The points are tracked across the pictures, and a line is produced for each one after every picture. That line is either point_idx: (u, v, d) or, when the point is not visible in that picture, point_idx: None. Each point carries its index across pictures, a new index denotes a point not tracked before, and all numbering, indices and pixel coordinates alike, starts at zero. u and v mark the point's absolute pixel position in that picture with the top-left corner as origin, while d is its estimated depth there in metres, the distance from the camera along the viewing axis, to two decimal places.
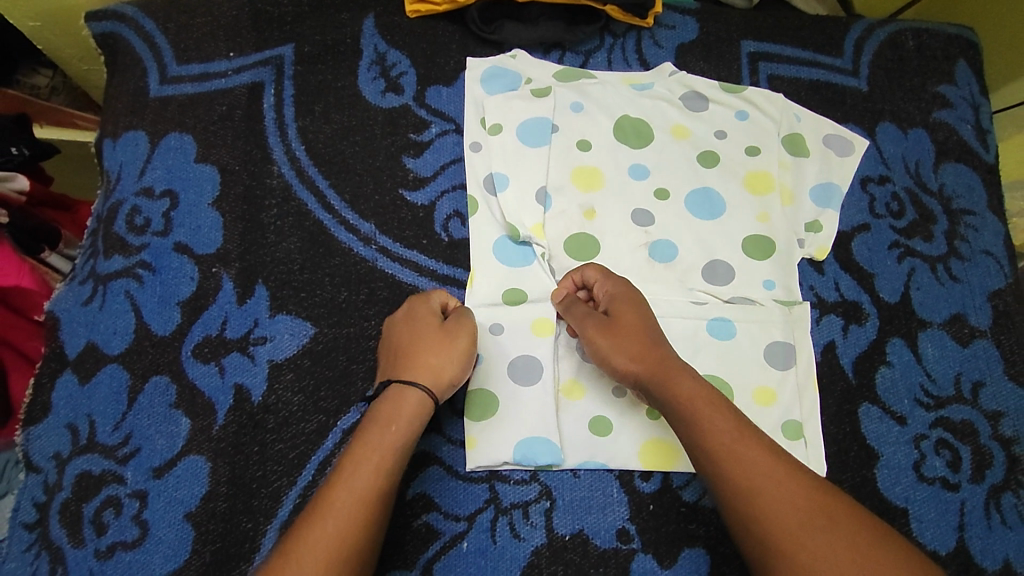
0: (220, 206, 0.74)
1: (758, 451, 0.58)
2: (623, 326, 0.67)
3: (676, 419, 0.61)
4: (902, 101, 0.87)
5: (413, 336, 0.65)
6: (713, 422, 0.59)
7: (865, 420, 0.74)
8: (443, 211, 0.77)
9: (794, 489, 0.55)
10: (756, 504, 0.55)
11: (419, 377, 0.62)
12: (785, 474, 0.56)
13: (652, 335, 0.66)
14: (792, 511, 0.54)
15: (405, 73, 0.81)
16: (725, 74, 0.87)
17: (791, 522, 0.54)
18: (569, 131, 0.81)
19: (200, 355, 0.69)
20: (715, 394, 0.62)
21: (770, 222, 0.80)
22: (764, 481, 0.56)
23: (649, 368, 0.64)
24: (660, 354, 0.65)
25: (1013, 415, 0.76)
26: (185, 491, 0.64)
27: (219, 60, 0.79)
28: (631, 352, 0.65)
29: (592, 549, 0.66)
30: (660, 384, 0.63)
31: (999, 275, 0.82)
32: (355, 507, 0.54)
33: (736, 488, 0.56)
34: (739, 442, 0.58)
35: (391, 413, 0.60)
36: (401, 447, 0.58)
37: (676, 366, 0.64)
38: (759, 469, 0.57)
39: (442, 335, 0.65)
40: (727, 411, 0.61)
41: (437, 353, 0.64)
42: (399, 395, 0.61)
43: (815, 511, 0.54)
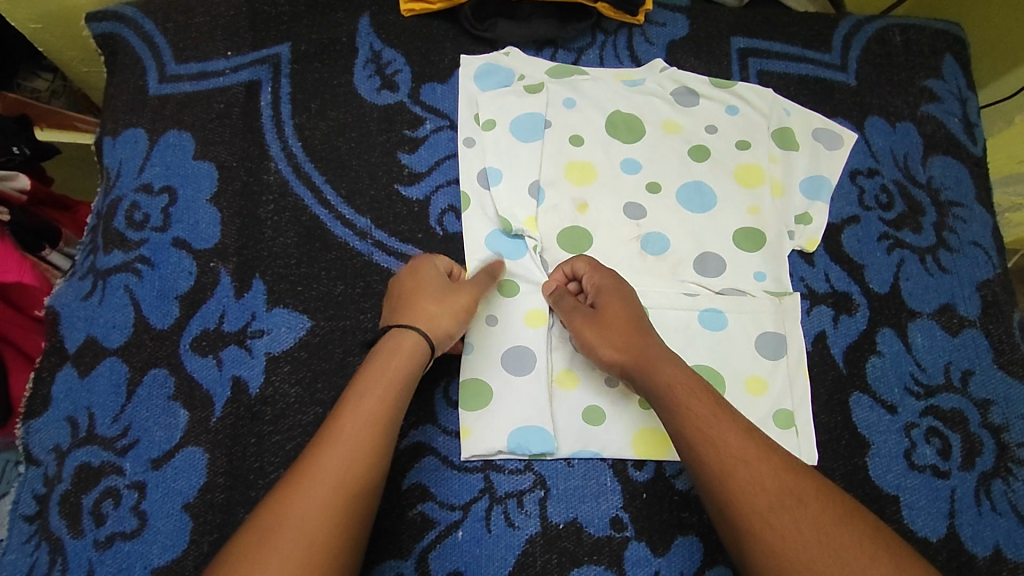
0: (218, 202, 0.75)
1: (733, 433, 0.59)
2: (608, 317, 0.68)
3: (659, 404, 0.63)
4: (890, 96, 0.88)
5: (417, 284, 0.68)
6: (688, 404, 0.61)
7: (856, 409, 0.75)
8: (438, 206, 0.78)
9: (766, 471, 0.57)
10: (729, 484, 0.57)
11: (421, 322, 0.65)
12: (758, 456, 0.58)
13: (636, 320, 0.68)
14: (763, 493, 0.56)
15: (400, 70, 0.82)
16: (716, 70, 0.88)
17: (762, 505, 0.55)
18: (562, 127, 0.82)
19: (199, 348, 0.69)
20: (695, 379, 0.64)
21: (761, 215, 0.81)
22: (737, 464, 0.57)
23: (633, 355, 0.65)
24: (645, 342, 0.66)
25: (1002, 404, 0.76)
26: (183, 482, 0.65)
27: (217, 59, 0.81)
28: (616, 343, 0.67)
29: (586, 537, 0.67)
30: (643, 372, 0.64)
31: (988, 266, 0.83)
32: (364, 429, 0.58)
33: (712, 470, 0.58)
34: (714, 426, 0.60)
35: (391, 353, 0.63)
36: (407, 373, 0.62)
37: (663, 354, 0.65)
38: (732, 452, 0.58)
39: (444, 290, 0.68)
40: (703, 395, 0.62)
41: (440, 302, 0.66)
42: (403, 336, 0.64)
43: (785, 492, 0.56)
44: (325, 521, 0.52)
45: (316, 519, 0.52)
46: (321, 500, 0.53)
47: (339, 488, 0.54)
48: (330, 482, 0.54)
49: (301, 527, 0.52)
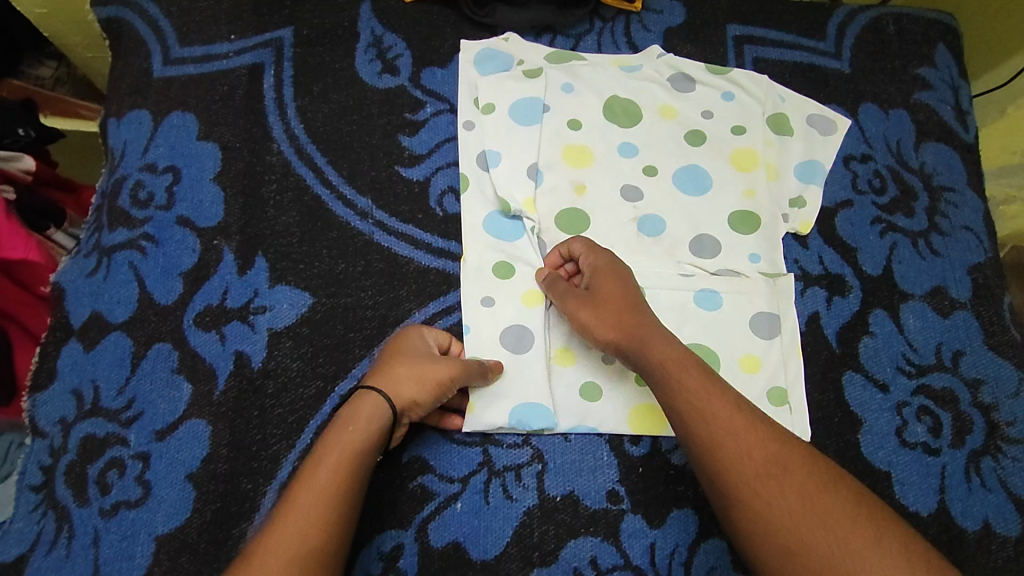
0: (221, 181, 0.76)
1: (723, 405, 0.60)
2: (603, 297, 0.69)
3: (653, 377, 0.64)
4: (883, 83, 0.90)
5: (396, 348, 0.68)
6: (680, 379, 0.62)
7: (849, 387, 0.76)
8: (438, 187, 0.79)
9: (754, 443, 0.58)
10: (719, 456, 0.58)
11: (387, 385, 0.64)
12: (747, 428, 0.59)
13: (633, 298, 0.69)
14: (750, 462, 0.57)
15: (401, 55, 0.84)
16: (712, 56, 0.89)
17: (750, 474, 0.56)
18: (560, 111, 0.83)
19: (202, 323, 0.71)
20: (688, 356, 0.65)
21: (755, 198, 0.82)
22: (727, 436, 0.58)
23: (627, 332, 0.66)
24: (638, 319, 0.67)
25: (993, 383, 0.78)
26: (187, 453, 0.66)
27: (220, 43, 0.82)
28: (610, 321, 0.67)
29: (583, 509, 0.68)
30: (637, 350, 0.65)
31: (979, 249, 0.84)
32: (360, 431, 0.61)
33: (703, 444, 0.59)
34: (705, 399, 0.61)
35: (351, 413, 0.62)
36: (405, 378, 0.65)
37: (658, 331, 0.66)
38: (722, 425, 0.59)
39: (423, 358, 0.67)
40: (694, 370, 0.63)
41: (412, 367, 0.65)
42: (366, 396, 0.63)
43: (772, 461, 0.57)
44: (315, 518, 0.55)
45: (300, 522, 0.55)
46: (314, 495, 0.57)
47: (326, 491, 0.57)
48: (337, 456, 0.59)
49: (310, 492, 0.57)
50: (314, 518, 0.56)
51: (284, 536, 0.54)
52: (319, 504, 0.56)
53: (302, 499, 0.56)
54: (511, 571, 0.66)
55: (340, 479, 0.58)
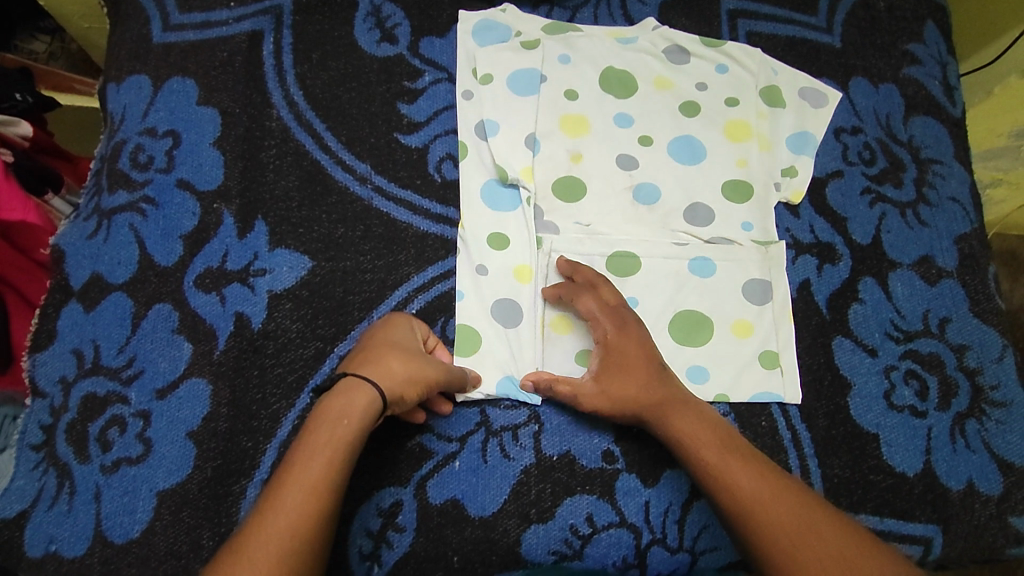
0: (221, 145, 0.76)
1: (747, 473, 0.60)
2: (620, 372, 0.67)
3: (676, 452, 0.64)
4: (873, 58, 0.91)
5: (384, 341, 0.65)
6: (701, 452, 0.62)
7: (838, 352, 0.78)
8: (437, 153, 0.80)
9: (783, 511, 0.57)
10: (749, 525, 0.57)
11: (379, 375, 0.61)
12: (774, 496, 0.58)
13: (650, 364, 0.67)
14: (783, 532, 0.55)
15: (400, 24, 0.84)
16: (706, 30, 0.91)
17: (781, 540, 0.55)
18: (557, 81, 0.84)
19: (202, 285, 0.71)
20: (712, 429, 0.64)
21: (748, 167, 0.84)
22: (755, 503, 0.57)
23: (647, 407, 0.65)
24: (662, 390, 0.66)
25: (977, 349, 0.80)
26: (187, 411, 0.66)
27: (220, 10, 0.82)
28: (626, 398, 0.66)
29: (579, 468, 0.69)
30: (660, 422, 0.65)
31: (966, 220, 0.86)
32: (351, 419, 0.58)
33: (735, 516, 0.58)
34: (728, 468, 0.60)
35: (343, 407, 0.58)
36: (401, 373, 0.62)
37: (676, 403, 0.66)
38: (753, 496, 0.58)
39: (414, 354, 0.65)
40: (718, 442, 0.63)
41: (407, 363, 0.63)
42: (359, 385, 0.60)
43: (807, 530, 0.55)
44: (306, 514, 0.53)
45: (295, 508, 0.53)
46: (308, 483, 0.54)
47: (322, 482, 0.54)
48: (330, 447, 0.56)
49: (304, 484, 0.54)
50: (306, 516, 0.53)
51: (278, 524, 0.52)
52: (314, 492, 0.54)
53: (296, 487, 0.54)
54: (509, 528, 0.66)
55: (335, 464, 0.56)
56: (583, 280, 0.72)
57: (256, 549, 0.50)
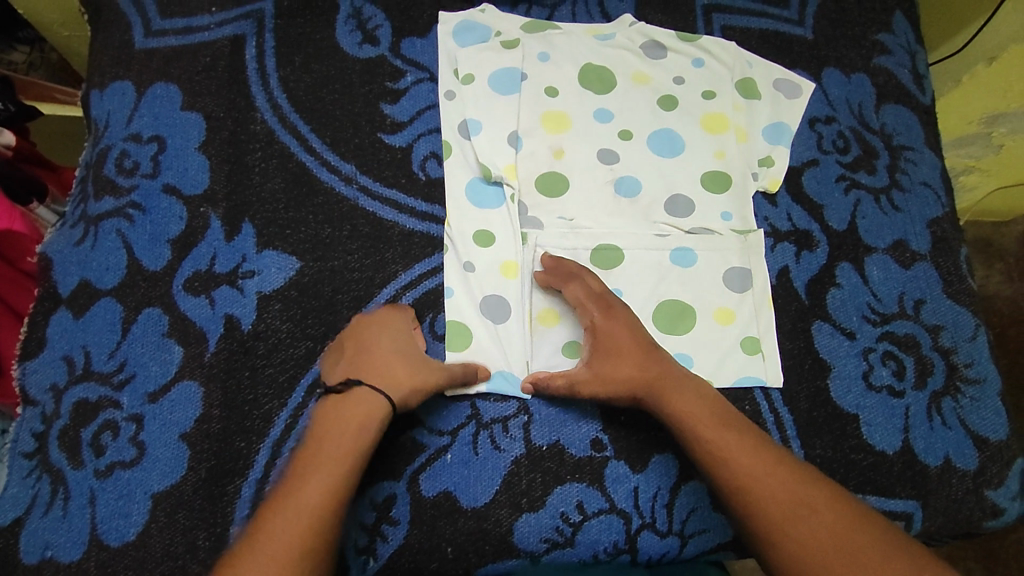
0: (206, 149, 0.77)
1: (742, 448, 0.62)
2: (611, 354, 0.69)
3: (672, 429, 0.66)
4: (845, 49, 0.94)
5: (391, 346, 0.67)
6: (698, 429, 0.64)
7: (818, 336, 0.80)
8: (420, 152, 0.81)
9: (777, 484, 0.59)
10: (743, 497, 0.59)
11: (389, 387, 0.64)
12: (769, 470, 0.60)
13: (640, 344, 0.69)
14: (775, 504, 0.58)
15: (381, 26, 0.85)
16: (682, 24, 0.92)
17: (774, 513, 0.57)
18: (538, 78, 0.86)
19: (191, 288, 0.72)
20: (708, 404, 0.66)
21: (725, 158, 0.86)
22: (747, 475, 0.60)
23: (642, 385, 0.67)
24: (655, 367, 0.68)
25: (951, 329, 0.82)
26: (180, 413, 0.67)
27: (201, 15, 0.83)
28: (621, 377, 0.68)
29: (568, 457, 0.70)
30: (656, 400, 0.67)
31: (937, 204, 0.89)
32: (359, 427, 0.61)
33: (731, 490, 0.60)
34: (723, 443, 0.62)
35: (361, 416, 0.62)
36: (410, 382, 0.65)
37: (666, 379, 0.67)
38: (746, 471, 0.60)
39: (418, 359, 0.67)
40: (714, 419, 0.65)
41: (414, 370, 0.66)
42: (372, 396, 0.63)
43: (796, 502, 0.58)
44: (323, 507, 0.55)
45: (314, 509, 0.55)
46: (328, 479, 0.57)
47: (338, 481, 0.57)
48: (347, 447, 0.60)
49: (324, 479, 0.57)
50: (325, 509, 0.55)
51: (299, 521, 0.54)
52: (334, 489, 0.57)
53: (315, 481, 0.57)
54: (501, 517, 0.68)
55: (351, 466, 0.59)
56: (566, 273, 0.74)
57: (277, 538, 0.53)
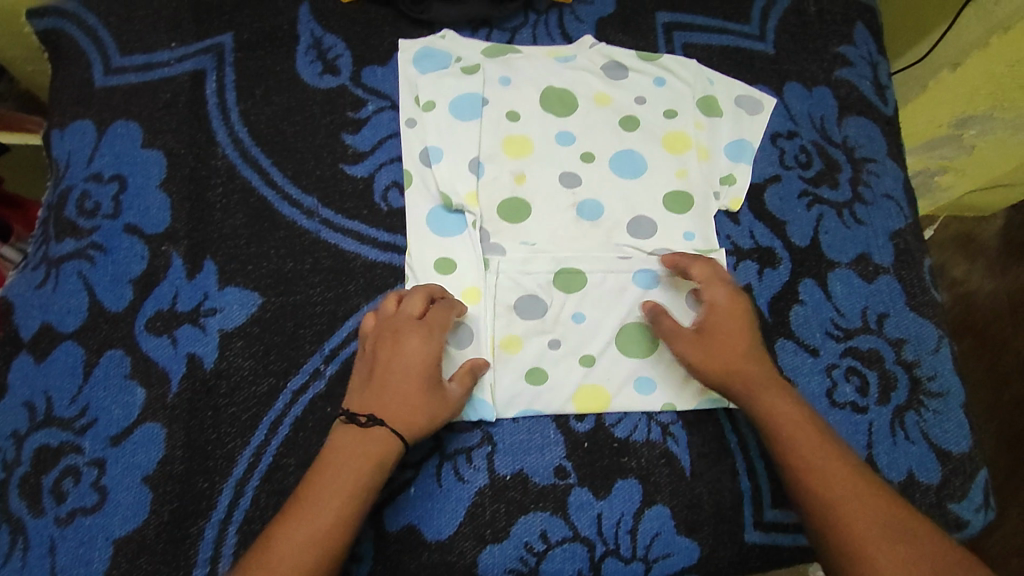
0: (167, 187, 0.77)
1: (838, 465, 0.62)
2: (717, 339, 0.71)
3: (766, 430, 0.67)
4: (806, 62, 0.94)
5: (417, 385, 0.66)
6: (795, 438, 0.65)
7: (781, 354, 0.81)
8: (382, 182, 0.81)
9: (869, 505, 0.59)
10: (831, 509, 0.60)
11: (407, 432, 0.64)
12: (862, 491, 0.60)
13: (748, 342, 0.71)
14: (868, 525, 0.58)
15: (342, 55, 0.85)
16: (643, 44, 0.93)
17: (867, 531, 0.58)
18: (499, 103, 0.86)
19: (153, 328, 0.72)
20: (806, 417, 0.67)
21: (688, 178, 0.86)
22: (843, 505, 0.60)
23: (741, 378, 0.69)
24: (756, 364, 0.70)
25: (914, 342, 0.83)
26: (142, 456, 0.67)
27: (161, 51, 0.83)
28: (723, 362, 0.70)
29: (532, 486, 0.71)
30: (750, 397, 0.68)
31: (900, 216, 0.89)
32: (377, 459, 0.62)
33: (822, 503, 0.61)
34: (822, 458, 0.63)
35: (381, 454, 0.62)
36: (426, 426, 0.65)
37: (759, 382, 0.69)
38: (841, 485, 0.61)
39: (438, 398, 0.67)
40: (813, 431, 0.65)
41: (431, 413, 0.66)
42: (390, 440, 0.63)
43: (888, 527, 0.58)
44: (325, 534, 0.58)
45: (313, 546, 0.57)
46: (338, 506, 0.59)
47: (347, 510, 0.59)
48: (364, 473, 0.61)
49: (335, 506, 0.59)
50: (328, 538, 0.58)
51: (304, 543, 0.57)
52: (341, 523, 0.58)
53: (330, 505, 0.59)
54: (465, 549, 0.68)
55: (360, 495, 0.60)
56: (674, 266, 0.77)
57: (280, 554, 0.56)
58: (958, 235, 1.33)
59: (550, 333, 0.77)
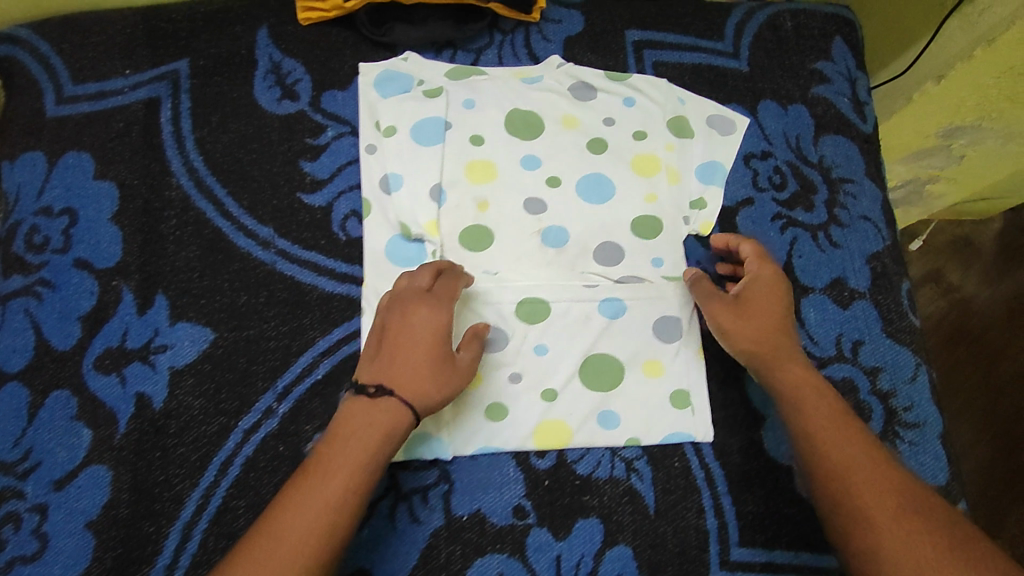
0: (119, 220, 0.76)
1: (853, 440, 0.64)
2: (750, 309, 0.73)
3: (786, 402, 0.69)
4: (781, 79, 0.92)
5: (424, 353, 0.65)
6: (812, 414, 0.67)
7: (751, 384, 0.78)
8: (341, 211, 0.79)
9: (883, 479, 0.61)
10: (844, 481, 0.61)
11: (417, 403, 0.63)
12: (876, 465, 0.62)
13: (778, 316, 0.73)
14: (881, 498, 0.59)
15: (301, 80, 0.83)
16: (612, 63, 0.90)
17: (878, 504, 0.59)
18: (462, 127, 0.84)
19: (102, 366, 0.70)
20: (824, 394, 0.68)
21: (657, 202, 0.84)
22: (856, 473, 0.61)
23: (768, 349, 0.71)
24: (780, 336, 0.72)
25: (890, 370, 0.80)
26: (86, 501, 0.66)
27: (115, 78, 0.81)
28: (755, 331, 0.72)
29: (489, 527, 0.69)
30: (773, 367, 0.71)
31: (878, 239, 0.86)
32: (390, 427, 0.62)
33: (836, 475, 0.62)
34: (837, 435, 0.64)
35: (389, 425, 0.61)
36: (434, 398, 0.64)
37: (780, 354, 0.71)
38: (856, 459, 0.62)
39: (445, 367, 0.66)
40: (830, 407, 0.67)
41: (439, 383, 0.65)
42: (400, 410, 0.62)
43: (902, 499, 0.59)
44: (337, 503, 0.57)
45: (337, 514, 0.57)
46: (351, 474, 0.59)
47: (360, 480, 0.59)
48: (377, 441, 0.61)
49: (348, 474, 0.59)
50: (340, 506, 0.58)
51: (318, 510, 0.57)
52: (354, 491, 0.58)
53: (343, 472, 0.59)
54: None
55: (371, 464, 0.60)
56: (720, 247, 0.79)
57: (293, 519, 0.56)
58: (956, 239, 1.29)
59: (511, 365, 0.75)
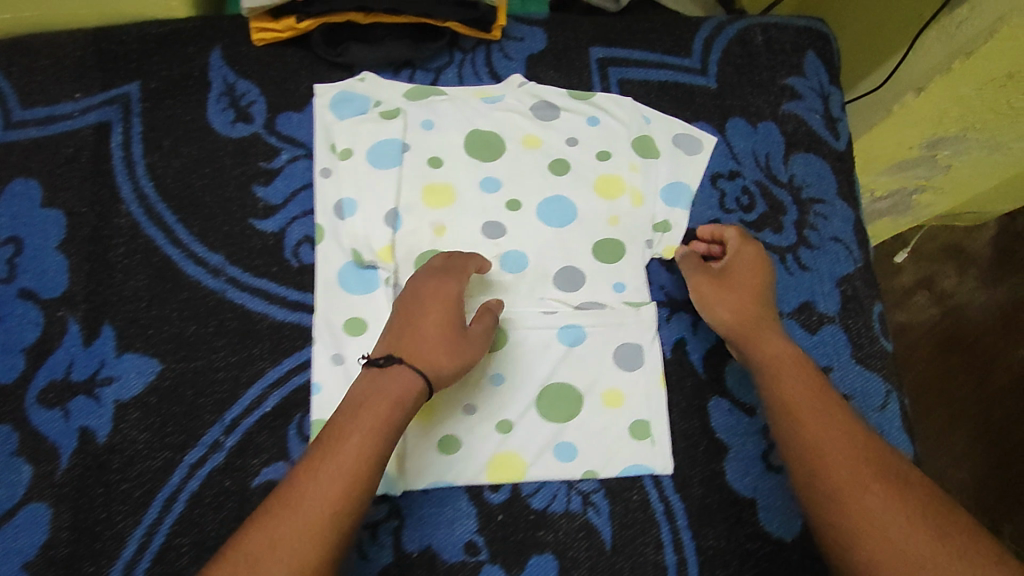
0: (66, 249, 0.74)
1: (825, 409, 0.63)
2: (733, 285, 0.75)
3: (761, 372, 0.69)
4: (751, 96, 0.89)
5: (434, 322, 0.66)
6: (786, 383, 0.66)
7: (715, 413, 0.76)
8: (294, 237, 0.78)
9: (852, 445, 0.60)
10: (811, 447, 0.61)
11: (426, 369, 0.63)
12: (844, 431, 0.61)
13: (759, 292, 0.74)
14: (847, 462, 0.59)
15: (255, 102, 0.82)
16: (576, 81, 0.88)
17: (845, 468, 0.58)
18: (420, 149, 0.82)
19: (44, 400, 0.69)
20: (800, 365, 0.68)
21: (620, 225, 0.82)
22: (823, 440, 0.61)
23: (747, 324, 0.72)
24: (761, 310, 0.73)
25: (859, 398, 0.78)
26: (25, 540, 0.65)
27: (65, 102, 0.79)
28: (740, 306, 0.73)
29: (439, 564, 0.68)
30: (749, 340, 0.71)
31: (849, 260, 0.84)
32: (398, 397, 0.60)
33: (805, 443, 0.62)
34: (808, 405, 0.64)
35: (399, 391, 0.61)
36: (443, 366, 0.64)
37: (760, 328, 0.72)
38: (826, 427, 0.62)
39: (456, 336, 0.66)
40: (804, 378, 0.67)
41: (449, 350, 0.65)
42: (409, 375, 0.62)
43: (869, 464, 0.59)
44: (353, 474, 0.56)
45: (353, 483, 0.56)
46: (362, 445, 0.57)
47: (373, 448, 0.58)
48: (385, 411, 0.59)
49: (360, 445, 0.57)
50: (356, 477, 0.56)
51: (334, 481, 0.55)
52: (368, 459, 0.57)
53: (354, 442, 0.57)
54: None
55: (384, 435, 0.58)
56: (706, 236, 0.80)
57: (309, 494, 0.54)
58: (947, 245, 1.26)
59: (466, 396, 0.73)
